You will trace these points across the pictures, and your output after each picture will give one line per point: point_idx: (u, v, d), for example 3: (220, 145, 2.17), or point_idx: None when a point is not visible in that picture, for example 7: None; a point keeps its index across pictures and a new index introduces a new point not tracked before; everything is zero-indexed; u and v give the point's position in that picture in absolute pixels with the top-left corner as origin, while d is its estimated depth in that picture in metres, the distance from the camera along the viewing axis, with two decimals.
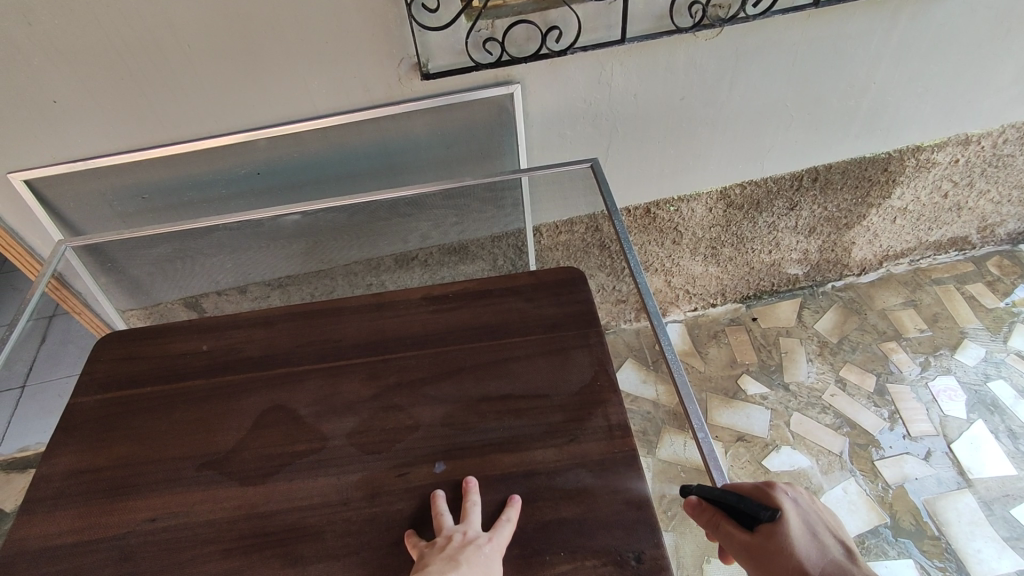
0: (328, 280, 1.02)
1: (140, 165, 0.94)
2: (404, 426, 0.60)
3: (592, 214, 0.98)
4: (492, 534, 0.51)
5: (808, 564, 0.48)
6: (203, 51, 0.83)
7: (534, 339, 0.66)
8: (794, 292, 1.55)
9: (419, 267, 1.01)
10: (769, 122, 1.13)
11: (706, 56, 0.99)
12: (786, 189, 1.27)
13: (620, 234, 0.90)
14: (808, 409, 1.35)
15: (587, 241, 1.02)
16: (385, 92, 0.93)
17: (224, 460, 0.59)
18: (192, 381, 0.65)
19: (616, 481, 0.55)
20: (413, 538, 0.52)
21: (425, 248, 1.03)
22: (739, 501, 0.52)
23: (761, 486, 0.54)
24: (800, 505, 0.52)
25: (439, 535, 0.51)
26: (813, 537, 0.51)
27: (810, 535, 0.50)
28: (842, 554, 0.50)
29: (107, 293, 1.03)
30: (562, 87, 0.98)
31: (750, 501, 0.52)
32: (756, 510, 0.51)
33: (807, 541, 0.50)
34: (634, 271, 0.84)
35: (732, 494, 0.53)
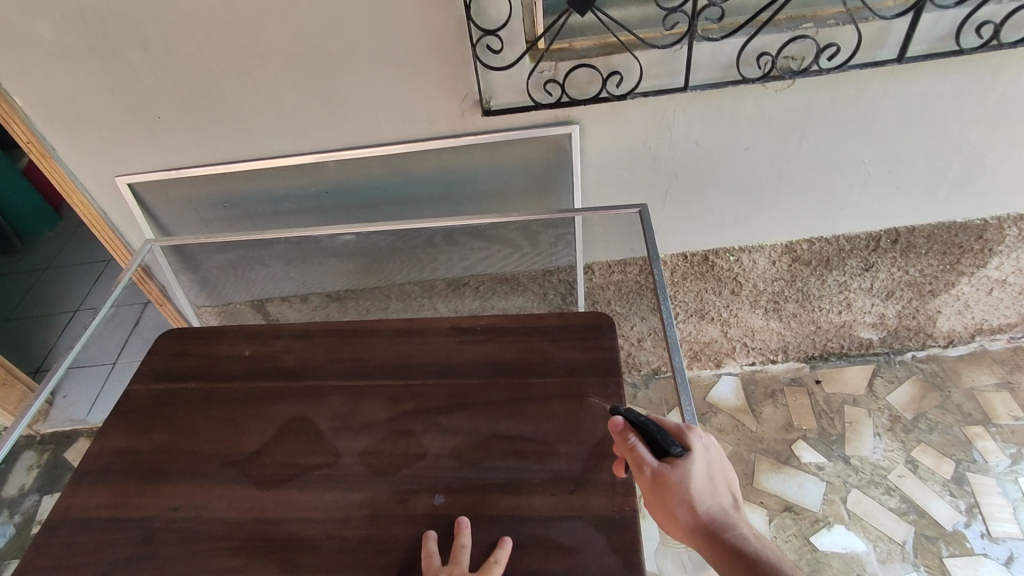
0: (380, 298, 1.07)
1: (224, 177, 1.03)
2: (412, 452, 0.61)
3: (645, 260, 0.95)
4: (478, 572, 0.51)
5: (695, 499, 0.52)
6: (286, 79, 0.91)
7: (552, 382, 0.65)
8: (867, 357, 1.44)
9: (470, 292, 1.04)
10: (844, 178, 1.07)
11: (776, 107, 0.96)
12: (861, 248, 1.19)
13: (658, 286, 0.89)
14: (869, 487, 1.25)
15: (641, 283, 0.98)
16: (447, 125, 0.97)
17: (245, 461, 0.62)
18: (231, 383, 0.70)
19: (611, 540, 0.53)
20: None
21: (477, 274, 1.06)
22: (658, 434, 0.54)
23: (681, 425, 0.56)
24: (712, 451, 0.55)
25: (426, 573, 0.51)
26: (710, 481, 0.53)
27: (709, 479, 0.53)
28: (730, 501, 0.54)
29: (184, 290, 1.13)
30: (621, 130, 0.98)
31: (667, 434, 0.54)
32: (669, 444, 0.53)
33: (704, 483, 0.53)
34: (666, 325, 0.83)
35: (653, 424, 0.55)
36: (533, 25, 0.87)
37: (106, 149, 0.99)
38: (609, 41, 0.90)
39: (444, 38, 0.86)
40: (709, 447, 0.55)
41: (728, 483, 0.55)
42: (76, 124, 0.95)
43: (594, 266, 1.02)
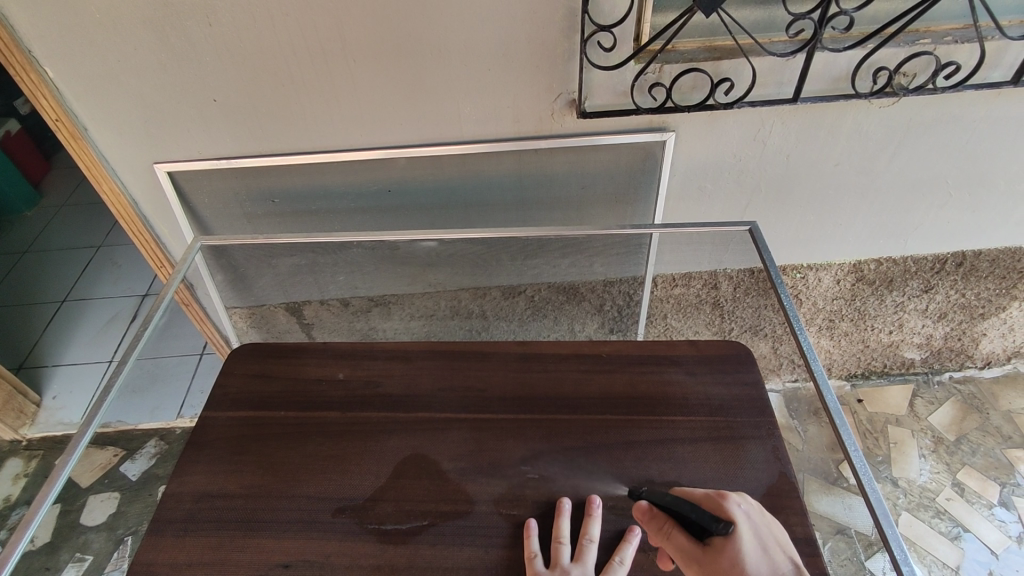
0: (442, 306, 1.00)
1: (278, 169, 0.93)
2: (557, 501, 0.54)
3: (713, 272, 1.01)
4: None
5: None
6: (364, 66, 0.82)
7: (699, 422, 0.59)
8: (906, 377, 1.43)
9: (525, 301, 1.02)
10: (925, 198, 1.04)
11: (875, 123, 0.93)
12: (925, 270, 1.17)
13: (788, 312, 0.85)
14: (919, 511, 1.23)
15: (700, 298, 1.10)
16: (533, 126, 0.90)
17: (364, 508, 0.54)
18: (328, 412, 0.61)
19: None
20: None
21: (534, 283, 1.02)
22: (691, 512, 0.47)
23: (711, 494, 0.50)
24: (754, 517, 0.49)
25: None
26: (765, 552, 0.46)
27: (764, 551, 0.46)
28: (796, 570, 0.46)
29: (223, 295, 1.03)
30: (715, 140, 0.93)
31: (703, 511, 0.47)
32: (709, 522, 0.46)
33: (759, 556, 0.45)
34: (807, 358, 0.80)
35: (685, 503, 0.48)
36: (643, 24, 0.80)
37: (147, 132, 0.88)
38: (715, 44, 0.84)
39: (550, 30, 0.79)
40: (749, 512, 0.49)
41: (784, 551, 0.47)
42: (116, 103, 0.84)
43: (660, 279, 1.03)
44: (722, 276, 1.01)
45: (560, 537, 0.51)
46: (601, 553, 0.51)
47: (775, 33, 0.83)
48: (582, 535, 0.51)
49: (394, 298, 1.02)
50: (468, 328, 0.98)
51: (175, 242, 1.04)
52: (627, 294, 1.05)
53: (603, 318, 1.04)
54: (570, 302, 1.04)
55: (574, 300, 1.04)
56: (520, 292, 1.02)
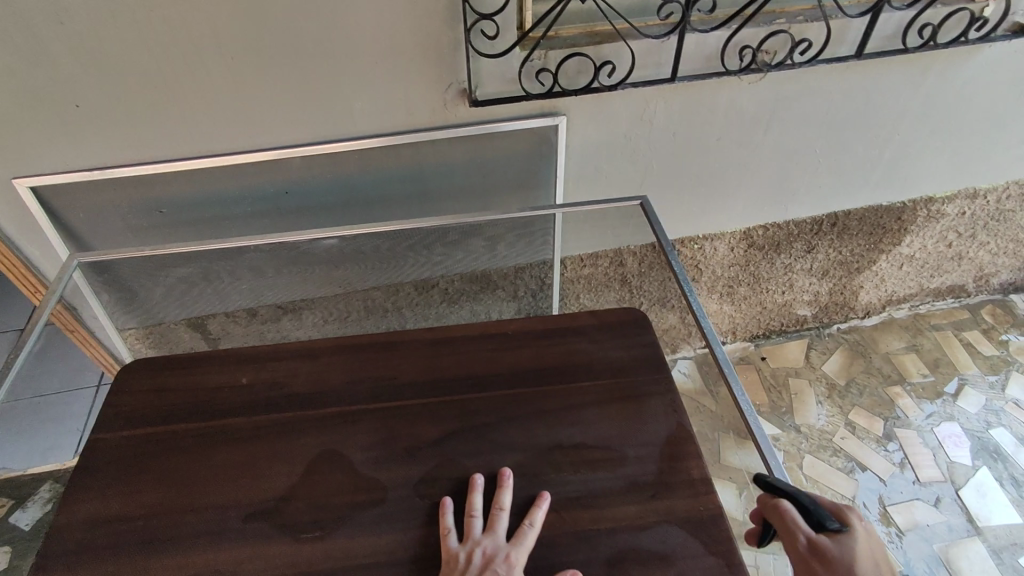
0: (353, 305, 0.99)
1: (161, 177, 0.88)
2: (470, 477, 0.55)
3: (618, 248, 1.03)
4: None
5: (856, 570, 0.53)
6: (246, 64, 0.79)
7: (603, 384, 0.62)
8: (801, 333, 1.56)
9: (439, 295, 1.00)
10: (798, 166, 1.14)
11: (748, 98, 1.00)
12: (806, 232, 1.28)
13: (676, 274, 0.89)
14: (820, 452, 1.35)
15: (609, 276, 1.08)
16: (428, 117, 0.91)
17: (276, 509, 0.53)
18: (231, 419, 0.59)
19: (699, 547, 0.51)
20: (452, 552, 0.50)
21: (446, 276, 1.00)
22: (816, 509, 0.57)
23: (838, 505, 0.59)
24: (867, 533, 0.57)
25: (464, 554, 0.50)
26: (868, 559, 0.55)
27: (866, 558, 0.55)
28: None
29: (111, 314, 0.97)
30: (605, 121, 0.97)
31: (823, 511, 0.58)
32: (827, 520, 0.57)
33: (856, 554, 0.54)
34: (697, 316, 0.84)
35: (808, 500, 0.59)
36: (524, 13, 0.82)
37: (6, 145, 0.81)
38: (595, 29, 0.88)
39: (434, 20, 0.80)
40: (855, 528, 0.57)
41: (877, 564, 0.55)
42: None
43: (570, 259, 1.04)
44: (627, 251, 1.01)
45: (471, 511, 0.52)
46: (513, 520, 0.53)
47: (648, 18, 0.89)
48: (493, 506, 0.53)
49: (302, 303, 0.99)
50: (380, 324, 0.97)
51: (48, 262, 0.96)
52: (540, 279, 1.04)
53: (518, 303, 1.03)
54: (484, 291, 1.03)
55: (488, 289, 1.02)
56: (433, 286, 1.00)
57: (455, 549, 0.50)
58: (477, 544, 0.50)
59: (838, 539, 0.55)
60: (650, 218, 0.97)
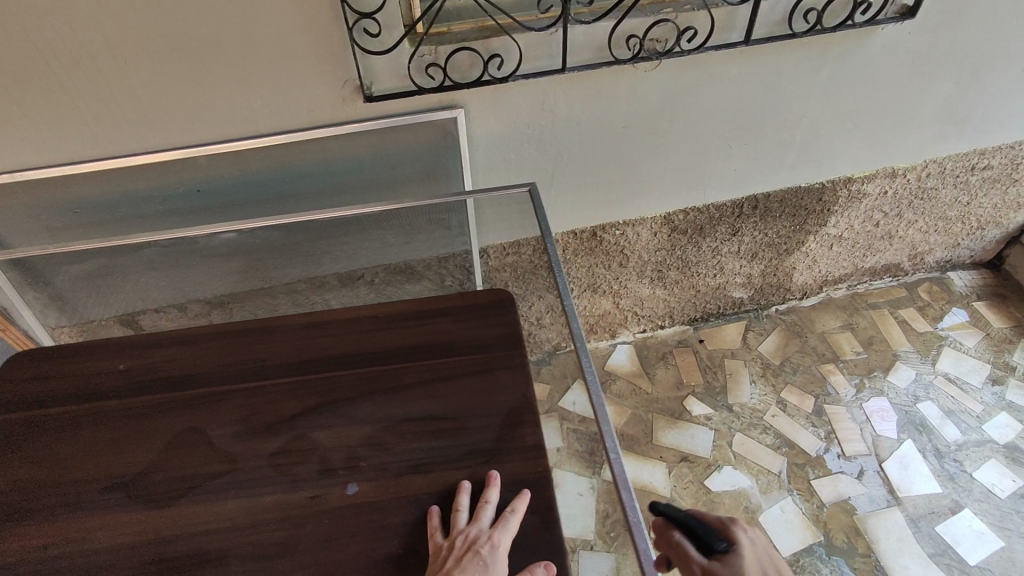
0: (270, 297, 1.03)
1: (71, 178, 0.92)
2: (456, 482, 0.57)
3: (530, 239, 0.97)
4: (495, 532, 0.53)
5: None
6: (138, 68, 0.83)
7: (461, 360, 0.66)
8: (740, 315, 1.59)
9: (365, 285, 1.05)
10: (709, 150, 1.17)
11: (648, 87, 1.02)
12: (728, 216, 1.31)
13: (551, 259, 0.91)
14: (749, 429, 1.39)
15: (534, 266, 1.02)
16: (328, 113, 0.94)
17: (132, 482, 0.58)
18: (104, 402, 0.64)
19: (523, 507, 0.56)
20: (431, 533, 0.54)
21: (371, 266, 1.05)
22: (700, 528, 0.62)
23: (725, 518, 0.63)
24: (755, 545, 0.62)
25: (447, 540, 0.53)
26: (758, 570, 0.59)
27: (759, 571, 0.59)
28: None
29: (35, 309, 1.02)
30: (505, 112, 1.00)
31: (709, 531, 0.61)
32: (713, 540, 0.61)
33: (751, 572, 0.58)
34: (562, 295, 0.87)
35: (694, 521, 0.63)
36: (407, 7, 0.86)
37: None
38: (486, 24, 0.90)
39: (318, 20, 0.83)
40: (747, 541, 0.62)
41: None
42: None
43: (489, 251, 1.02)
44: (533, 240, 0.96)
45: (456, 505, 0.55)
46: (501, 510, 0.55)
47: (530, 11, 0.92)
48: (480, 500, 0.55)
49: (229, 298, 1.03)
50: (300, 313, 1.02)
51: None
52: (463, 268, 1.06)
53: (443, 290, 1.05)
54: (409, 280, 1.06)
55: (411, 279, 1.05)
56: (359, 277, 1.05)
57: (440, 541, 0.53)
58: (461, 535, 0.52)
59: (727, 560, 0.59)
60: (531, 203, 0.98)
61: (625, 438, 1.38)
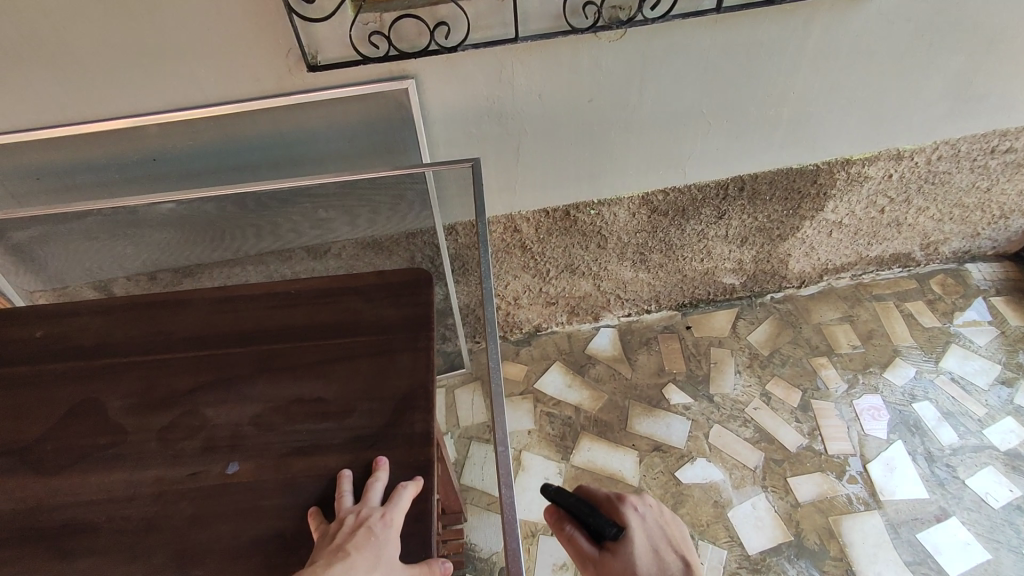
0: (232, 269, 1.05)
1: (27, 145, 0.93)
2: (337, 474, 0.55)
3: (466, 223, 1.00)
4: (387, 509, 0.51)
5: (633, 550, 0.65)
6: (76, 35, 0.82)
7: (362, 342, 0.64)
8: (732, 301, 1.52)
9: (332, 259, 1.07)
10: (686, 128, 1.10)
11: (612, 59, 0.96)
12: (712, 198, 1.24)
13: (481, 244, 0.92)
14: (728, 421, 1.33)
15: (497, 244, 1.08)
16: (276, 83, 0.92)
17: (25, 450, 0.58)
18: (15, 367, 0.64)
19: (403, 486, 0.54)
20: (315, 519, 0.52)
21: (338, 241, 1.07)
22: (588, 514, 0.67)
23: (614, 498, 0.70)
24: (645, 519, 0.69)
25: (335, 522, 0.51)
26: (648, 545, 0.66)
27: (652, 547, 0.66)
28: (680, 565, 0.66)
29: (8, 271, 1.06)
30: (461, 84, 0.96)
31: (598, 517, 0.66)
32: (602, 527, 0.66)
33: (645, 549, 0.66)
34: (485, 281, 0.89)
35: (584, 508, 0.67)
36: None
37: None
38: None
39: None
40: (638, 517, 0.69)
41: (665, 544, 0.68)
42: None
43: (456, 226, 1.04)
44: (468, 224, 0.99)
45: (341, 488, 0.53)
46: (389, 489, 0.54)
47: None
48: (367, 480, 0.54)
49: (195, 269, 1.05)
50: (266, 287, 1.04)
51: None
52: (431, 245, 1.08)
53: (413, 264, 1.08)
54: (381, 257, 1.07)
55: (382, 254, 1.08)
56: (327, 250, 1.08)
57: (326, 526, 0.51)
58: (350, 514, 0.51)
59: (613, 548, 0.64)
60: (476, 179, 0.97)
61: (598, 423, 1.35)
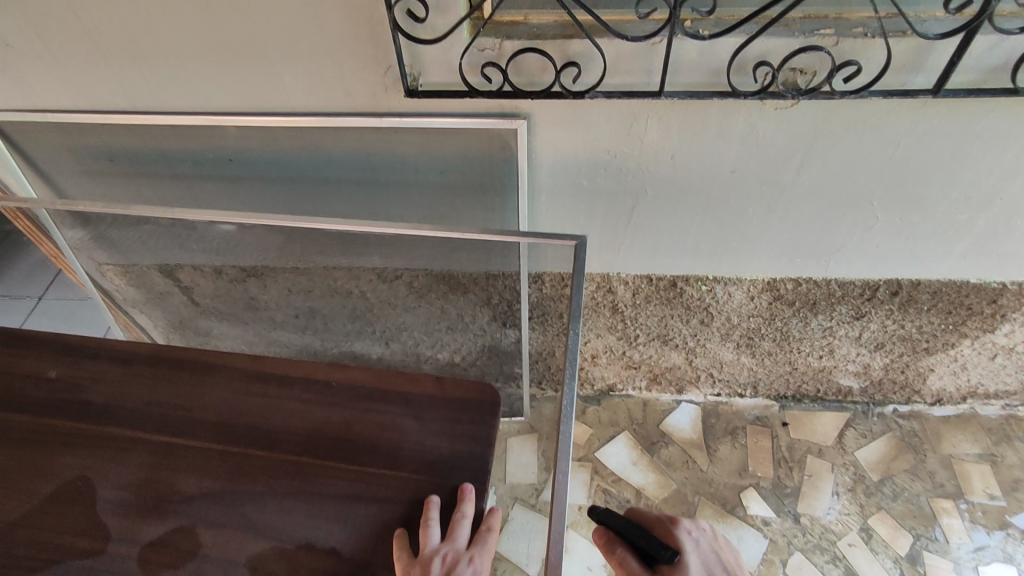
0: (305, 277, 1.04)
1: (104, 128, 0.86)
2: None
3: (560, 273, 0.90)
4: (474, 551, 0.52)
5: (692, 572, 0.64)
6: (163, 23, 0.73)
7: (397, 479, 0.56)
8: (844, 404, 1.29)
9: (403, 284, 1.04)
10: (843, 218, 0.89)
11: (774, 129, 0.77)
12: (854, 296, 1.02)
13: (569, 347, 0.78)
14: (813, 553, 1.14)
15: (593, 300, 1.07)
16: (369, 101, 0.79)
17: (4, 533, 0.54)
18: (16, 415, 0.59)
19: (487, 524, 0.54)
20: (400, 542, 0.52)
21: (410, 270, 1.01)
22: (642, 539, 0.64)
23: (664, 519, 0.69)
24: (699, 542, 0.68)
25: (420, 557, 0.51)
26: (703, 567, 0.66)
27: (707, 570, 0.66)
28: None
29: (83, 247, 1.05)
30: (581, 132, 0.80)
31: (653, 542, 0.64)
32: (658, 551, 0.63)
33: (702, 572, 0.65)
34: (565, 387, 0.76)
35: (637, 532, 0.64)
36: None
37: None
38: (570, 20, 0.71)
39: None
40: (694, 539, 0.68)
41: (720, 567, 0.67)
42: None
43: (543, 276, 0.93)
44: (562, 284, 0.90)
45: (429, 520, 0.53)
46: (477, 526, 0.54)
47: (627, 10, 0.70)
48: (455, 512, 0.54)
49: (262, 270, 1.05)
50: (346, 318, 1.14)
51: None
52: (510, 288, 1.02)
53: (489, 303, 1.06)
54: (454, 290, 1.04)
55: (457, 290, 1.04)
56: (396, 277, 1.02)
57: (409, 563, 0.51)
58: (437, 553, 0.51)
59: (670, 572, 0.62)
60: (581, 263, 0.84)
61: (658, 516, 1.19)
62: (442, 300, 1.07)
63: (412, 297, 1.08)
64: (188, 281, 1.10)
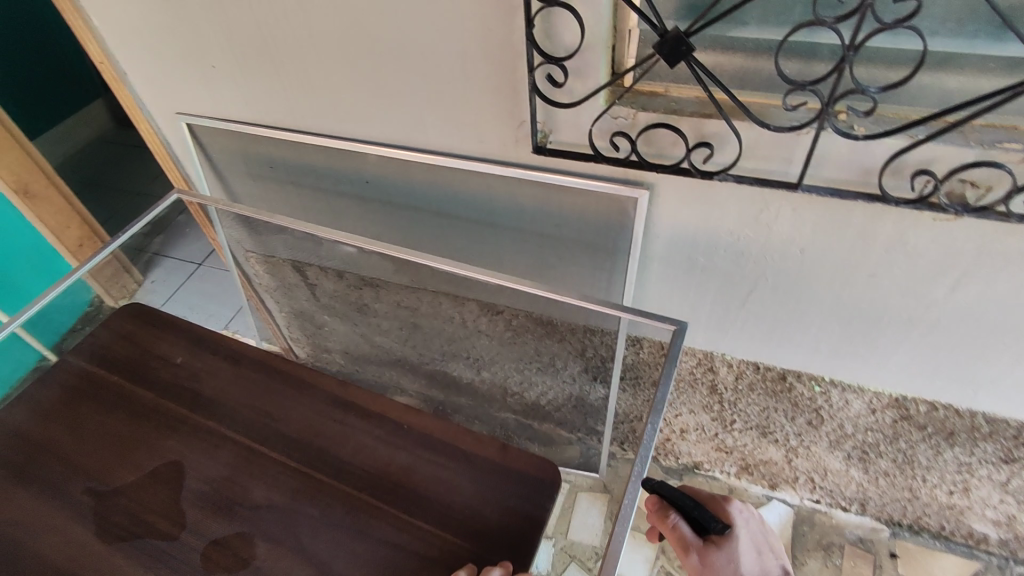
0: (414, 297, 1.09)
1: (269, 140, 0.96)
2: None
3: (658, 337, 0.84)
4: None
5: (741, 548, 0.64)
6: (333, 59, 0.80)
7: (444, 539, 0.58)
8: (971, 550, 1.11)
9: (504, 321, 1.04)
10: (1003, 351, 0.77)
11: (929, 242, 0.68)
12: (1005, 437, 0.88)
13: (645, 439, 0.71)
14: None
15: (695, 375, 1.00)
16: (498, 149, 0.82)
17: (104, 496, 0.61)
18: (141, 391, 0.67)
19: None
20: None
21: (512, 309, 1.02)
22: (695, 509, 0.64)
23: (716, 495, 0.70)
24: (749, 521, 0.69)
25: None
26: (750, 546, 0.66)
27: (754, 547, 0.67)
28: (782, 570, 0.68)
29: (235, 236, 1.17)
30: (705, 210, 0.76)
31: (705, 512, 0.64)
32: (710, 521, 0.64)
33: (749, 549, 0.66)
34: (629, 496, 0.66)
35: (690, 501, 0.65)
36: (619, 52, 0.69)
37: (171, 84, 0.96)
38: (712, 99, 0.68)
39: (506, 50, 0.69)
40: (746, 517, 0.69)
41: (766, 550, 0.68)
42: (144, 56, 0.93)
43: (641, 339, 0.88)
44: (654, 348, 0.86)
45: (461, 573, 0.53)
46: None
47: (775, 95, 0.66)
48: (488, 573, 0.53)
49: (378, 282, 1.12)
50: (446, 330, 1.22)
51: (161, 201, 1.03)
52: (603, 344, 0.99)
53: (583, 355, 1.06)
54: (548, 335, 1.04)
55: (552, 335, 1.04)
56: (499, 311, 1.04)
57: None
58: None
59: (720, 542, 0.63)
60: (678, 349, 0.79)
61: None
62: (535, 341, 1.08)
63: (507, 335, 1.09)
64: (313, 276, 1.21)
